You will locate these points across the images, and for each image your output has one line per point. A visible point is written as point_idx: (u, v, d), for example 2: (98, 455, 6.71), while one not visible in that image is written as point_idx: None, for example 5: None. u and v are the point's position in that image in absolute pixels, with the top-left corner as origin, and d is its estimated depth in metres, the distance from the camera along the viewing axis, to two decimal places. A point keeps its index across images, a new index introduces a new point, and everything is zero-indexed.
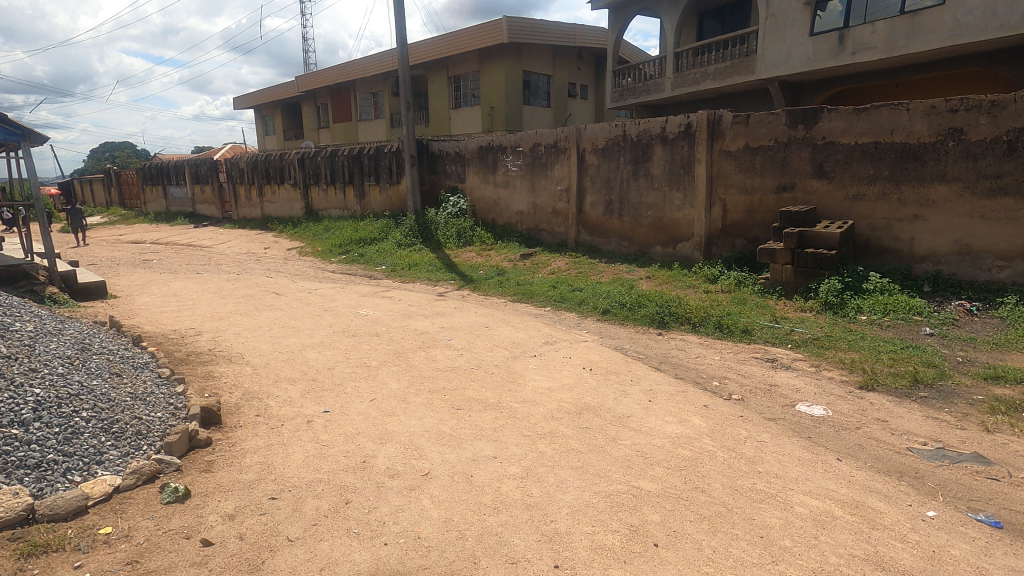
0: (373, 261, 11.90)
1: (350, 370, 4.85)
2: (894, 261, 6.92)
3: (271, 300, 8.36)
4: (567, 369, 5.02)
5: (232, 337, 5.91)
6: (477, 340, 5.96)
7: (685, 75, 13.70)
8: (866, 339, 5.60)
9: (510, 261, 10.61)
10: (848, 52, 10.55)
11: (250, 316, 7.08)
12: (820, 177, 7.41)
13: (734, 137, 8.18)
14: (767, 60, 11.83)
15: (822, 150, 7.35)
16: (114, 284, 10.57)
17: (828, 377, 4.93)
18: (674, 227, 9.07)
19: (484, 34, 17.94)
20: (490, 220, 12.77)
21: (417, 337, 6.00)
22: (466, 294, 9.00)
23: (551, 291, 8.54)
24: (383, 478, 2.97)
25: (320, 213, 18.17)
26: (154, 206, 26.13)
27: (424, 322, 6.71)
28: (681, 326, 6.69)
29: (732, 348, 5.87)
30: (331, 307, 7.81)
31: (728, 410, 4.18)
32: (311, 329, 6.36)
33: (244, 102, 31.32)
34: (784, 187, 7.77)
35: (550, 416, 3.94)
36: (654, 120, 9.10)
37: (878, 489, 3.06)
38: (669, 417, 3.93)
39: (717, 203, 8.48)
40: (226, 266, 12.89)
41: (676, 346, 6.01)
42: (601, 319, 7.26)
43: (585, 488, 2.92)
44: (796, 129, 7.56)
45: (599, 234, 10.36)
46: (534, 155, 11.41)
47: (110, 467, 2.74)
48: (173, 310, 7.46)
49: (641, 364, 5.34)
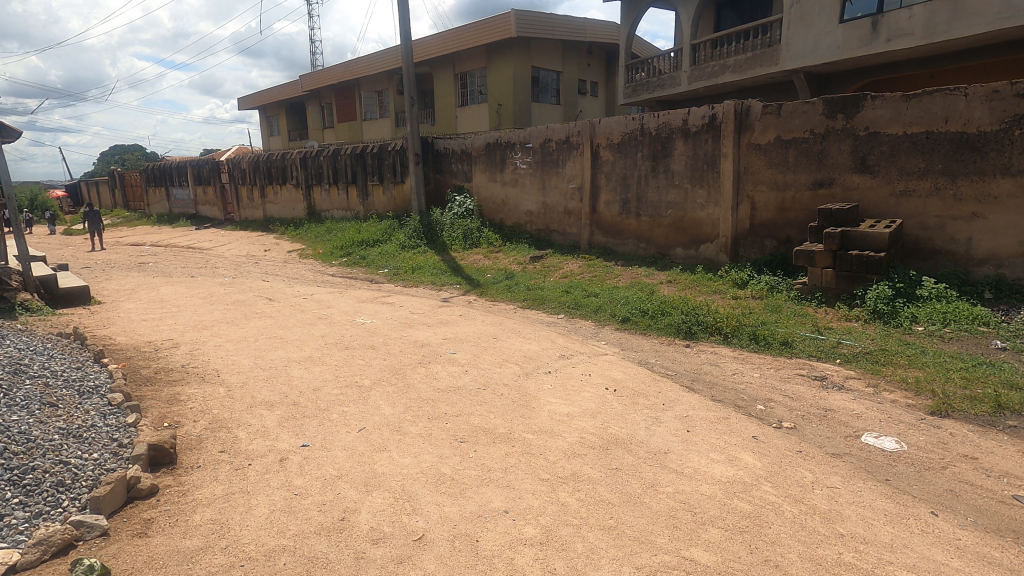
0: (376, 264, 11.31)
1: (339, 392, 4.22)
2: (948, 265, 6.21)
3: (263, 307, 7.76)
4: (588, 391, 4.37)
5: (212, 350, 5.31)
6: (484, 353, 5.31)
7: (703, 68, 13.01)
8: (928, 353, 4.92)
9: (519, 264, 9.97)
10: (882, 40, 9.82)
11: (236, 325, 6.47)
12: (863, 171, 6.71)
13: (763, 129, 7.51)
14: (792, 49, 11.13)
15: (864, 141, 6.66)
16: (102, 289, 10.03)
17: (890, 401, 4.25)
18: (697, 227, 8.40)
19: (491, 29, 17.33)
20: (498, 220, 12.15)
21: (417, 350, 5.37)
22: (473, 300, 8.36)
23: (564, 296, 7.91)
24: (365, 545, 2.35)
25: (322, 214, 17.64)
26: (158, 208, 25.77)
27: (426, 332, 6.08)
28: (710, 337, 6.03)
29: (772, 363, 5.20)
30: (327, 314, 7.20)
31: (782, 444, 3.52)
32: (300, 341, 5.75)
33: (249, 103, 30.98)
34: (821, 184, 7.08)
35: (572, 452, 3.29)
36: (675, 112, 8.44)
37: (997, 561, 2.39)
38: (714, 454, 3.27)
39: (744, 201, 7.81)
40: (222, 270, 12.35)
41: (708, 361, 5.35)
42: (621, 328, 6.60)
43: (623, 560, 2.28)
44: (835, 119, 6.87)
45: (614, 235, 9.70)
46: (544, 152, 10.77)
47: (8, 537, 2.17)
48: (155, 319, 6.87)
49: (670, 383, 4.68)
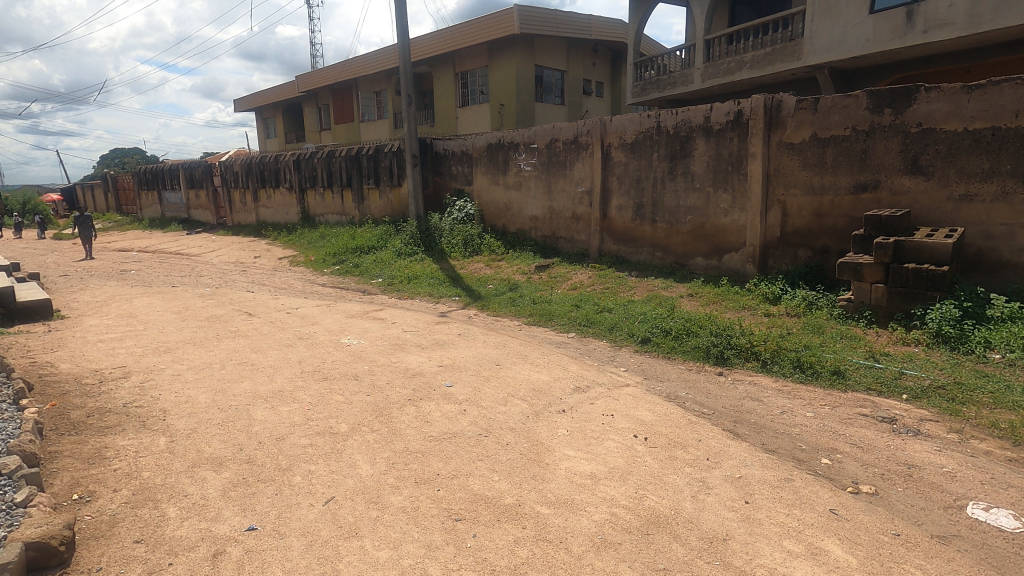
0: (369, 273, 10.55)
1: (307, 443, 3.43)
2: (1017, 280, 5.43)
3: (239, 324, 6.97)
4: (612, 439, 3.57)
5: (166, 383, 4.52)
6: (486, 386, 4.51)
7: (718, 65, 12.27)
8: (1016, 389, 4.13)
9: (523, 274, 9.20)
10: (918, 31, 9.04)
11: (203, 348, 5.69)
12: (914, 173, 5.94)
13: (797, 126, 6.74)
14: (816, 43, 10.38)
15: (916, 139, 5.89)
16: (71, 301, 9.26)
17: (985, 454, 3.45)
18: (720, 235, 7.62)
19: (493, 26, 16.61)
20: (501, 227, 11.39)
21: (408, 381, 4.59)
22: (473, 315, 7.59)
23: (575, 311, 7.12)
24: None
25: (316, 219, 16.88)
26: (150, 212, 25.06)
27: (419, 357, 5.28)
28: (746, 363, 5.24)
29: (825, 399, 4.42)
30: (309, 333, 6.42)
31: (871, 523, 2.73)
32: (274, 368, 4.98)
33: (245, 105, 30.38)
34: (864, 187, 6.31)
35: (602, 540, 2.51)
36: (696, 108, 7.69)
37: None
38: (791, 545, 2.48)
39: (775, 206, 7.04)
40: (206, 279, 11.56)
41: (748, 396, 4.55)
42: (641, 351, 5.82)
43: None
44: (881, 114, 6.11)
45: (627, 243, 8.92)
46: (550, 152, 10.01)
47: None
48: (113, 338, 6.08)
49: (710, 427, 3.88)
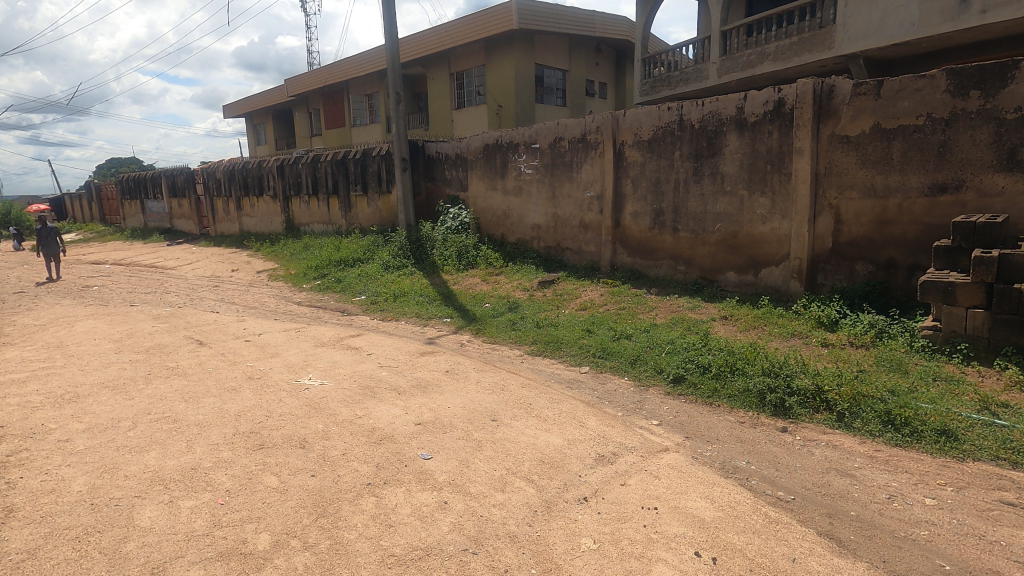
0: (352, 289, 9.36)
1: None
2: None
3: (184, 357, 5.77)
4: (661, 564, 2.38)
5: (39, 456, 3.32)
6: (477, 459, 3.30)
7: (736, 58, 11.16)
8: None
9: (525, 290, 8.05)
10: (975, 11, 7.92)
11: (121, 395, 4.49)
12: (1010, 169, 4.78)
13: (854, 116, 5.60)
14: (851, 29, 9.26)
15: (1013, 127, 4.74)
16: (6, 325, 8.05)
17: None
18: (756, 247, 6.46)
19: (490, 21, 15.54)
20: (499, 236, 10.25)
21: (372, 450, 3.39)
22: (466, 342, 6.41)
23: (587, 338, 5.94)
24: None
25: (302, 229, 15.72)
26: (132, 222, 23.89)
27: (392, 410, 4.07)
28: (816, 415, 4.03)
29: (945, 475, 3.20)
30: (264, 371, 5.23)
31: None
32: (199, 427, 3.78)
33: (235, 112, 29.39)
34: (942, 188, 5.14)
35: None
36: (727, 98, 6.55)
37: None
38: None
39: (826, 212, 5.88)
40: (172, 296, 10.37)
41: (832, 468, 3.34)
42: (674, 394, 4.62)
43: None
44: (966, 98, 4.96)
45: (644, 255, 7.76)
46: (553, 152, 8.86)
47: None
48: (15, 381, 4.87)
49: (800, 530, 2.68)
